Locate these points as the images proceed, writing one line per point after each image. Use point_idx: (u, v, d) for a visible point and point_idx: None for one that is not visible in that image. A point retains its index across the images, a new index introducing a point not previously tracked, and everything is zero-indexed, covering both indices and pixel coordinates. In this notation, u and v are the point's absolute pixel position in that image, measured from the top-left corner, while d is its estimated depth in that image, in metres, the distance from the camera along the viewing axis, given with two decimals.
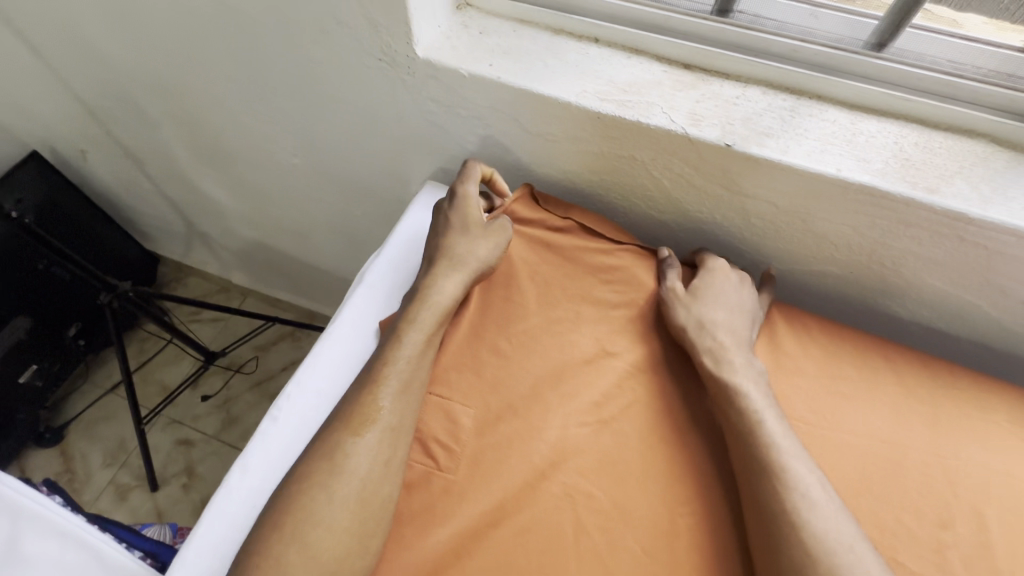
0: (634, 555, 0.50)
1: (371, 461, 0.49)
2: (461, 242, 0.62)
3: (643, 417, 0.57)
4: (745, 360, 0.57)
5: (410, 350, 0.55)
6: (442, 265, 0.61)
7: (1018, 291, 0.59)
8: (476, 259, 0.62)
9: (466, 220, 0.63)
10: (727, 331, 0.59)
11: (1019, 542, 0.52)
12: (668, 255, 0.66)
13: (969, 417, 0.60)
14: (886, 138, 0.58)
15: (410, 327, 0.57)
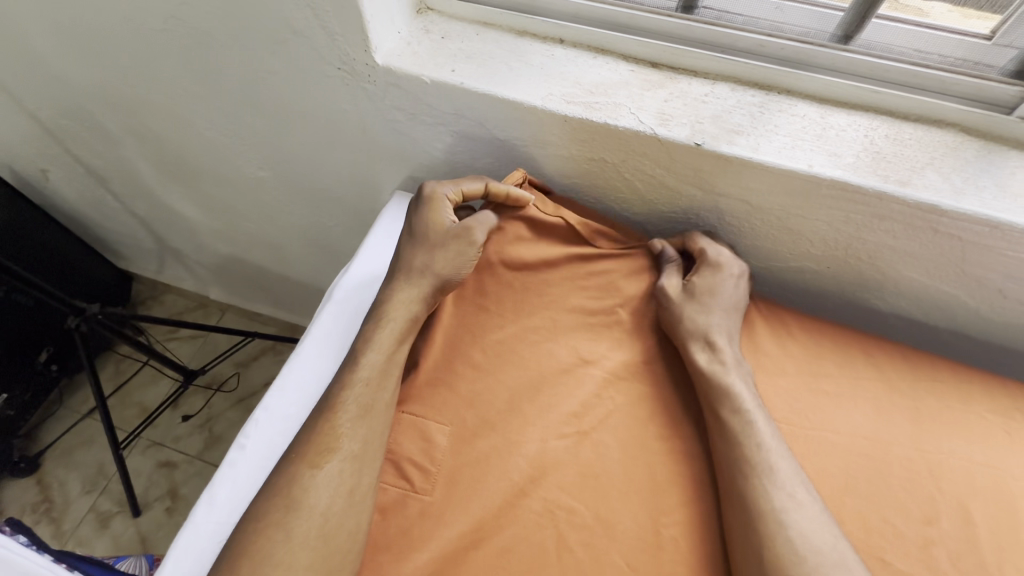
0: (619, 571, 0.48)
1: (336, 490, 0.49)
2: (420, 255, 0.61)
3: (624, 426, 0.55)
4: (735, 360, 0.56)
5: (368, 372, 0.55)
6: (398, 280, 0.60)
7: (994, 281, 0.59)
8: (436, 270, 0.60)
9: (427, 228, 0.61)
10: (721, 330, 0.58)
11: (1005, 534, 0.52)
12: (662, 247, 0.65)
13: (951, 409, 0.59)
14: (857, 131, 0.58)
15: (368, 348, 0.56)
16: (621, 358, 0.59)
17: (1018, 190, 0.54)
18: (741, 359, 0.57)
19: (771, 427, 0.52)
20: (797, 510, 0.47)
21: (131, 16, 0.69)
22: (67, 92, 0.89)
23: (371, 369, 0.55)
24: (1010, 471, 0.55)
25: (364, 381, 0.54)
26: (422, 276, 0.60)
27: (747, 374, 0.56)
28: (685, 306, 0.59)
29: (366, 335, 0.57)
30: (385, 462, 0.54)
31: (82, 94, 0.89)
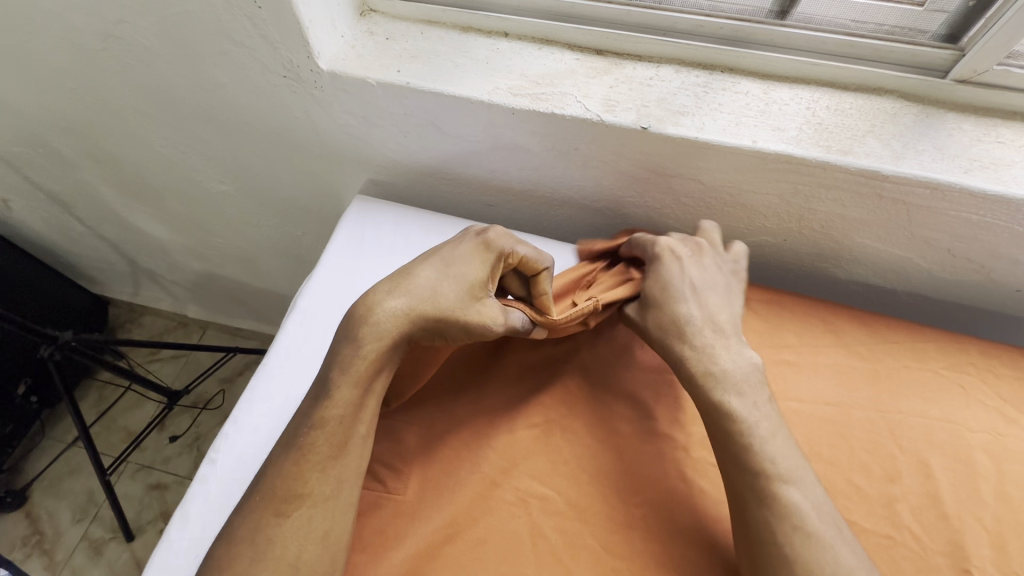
0: (593, 553, 0.49)
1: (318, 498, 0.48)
2: (439, 280, 0.53)
3: (590, 411, 0.57)
4: (737, 355, 0.53)
5: (342, 409, 0.49)
6: (396, 292, 0.52)
7: (942, 241, 0.60)
8: (431, 303, 0.52)
9: (465, 268, 0.54)
10: (714, 327, 0.55)
11: (964, 485, 0.54)
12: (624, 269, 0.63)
13: (908, 368, 0.61)
14: (798, 105, 0.59)
15: (338, 374, 0.50)
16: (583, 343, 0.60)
17: (955, 150, 0.55)
18: (752, 361, 0.53)
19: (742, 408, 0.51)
20: None
21: (69, 36, 0.68)
22: (16, 119, 0.88)
23: (343, 405, 0.49)
24: (967, 424, 0.57)
25: (339, 418, 0.49)
26: (423, 301, 0.52)
27: (756, 370, 0.53)
28: (664, 314, 0.56)
29: (346, 364, 0.50)
30: None
31: (33, 121, 0.88)
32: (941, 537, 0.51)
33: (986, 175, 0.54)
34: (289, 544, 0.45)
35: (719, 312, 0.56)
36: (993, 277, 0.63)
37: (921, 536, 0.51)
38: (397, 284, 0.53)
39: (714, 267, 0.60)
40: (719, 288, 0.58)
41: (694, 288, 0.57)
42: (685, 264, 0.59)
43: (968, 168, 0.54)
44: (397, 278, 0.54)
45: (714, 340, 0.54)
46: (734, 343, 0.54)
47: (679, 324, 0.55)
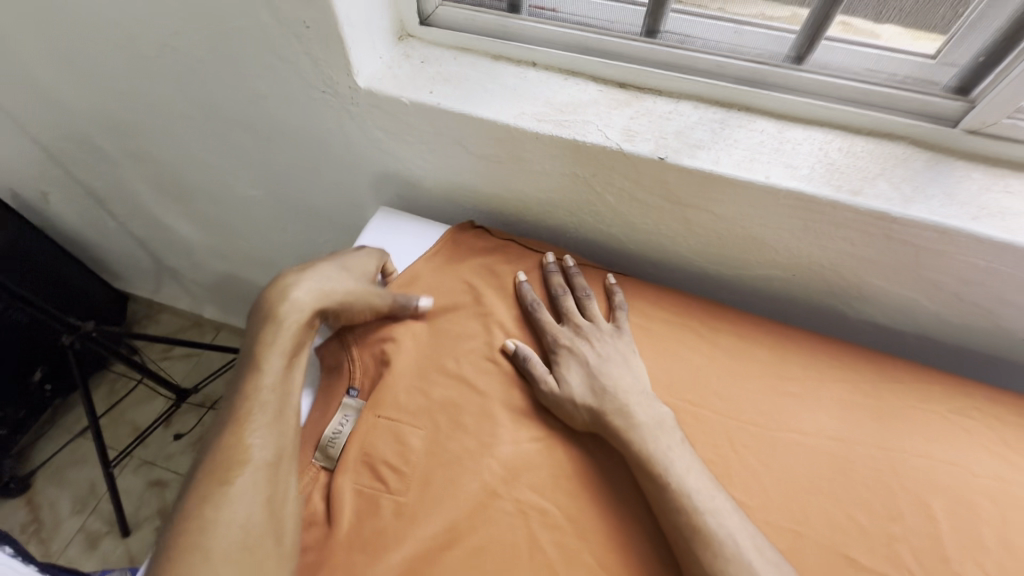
0: (591, 569, 0.50)
1: (250, 505, 0.47)
2: (339, 272, 0.63)
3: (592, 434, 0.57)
4: (654, 415, 0.56)
5: (272, 379, 0.54)
6: (307, 279, 0.61)
7: (950, 285, 0.61)
8: (341, 288, 0.61)
9: (357, 265, 0.65)
10: (632, 391, 0.58)
11: (966, 531, 0.54)
12: (517, 347, 0.62)
13: (911, 408, 0.61)
14: (812, 145, 0.61)
15: (271, 353, 0.56)
16: None
17: (964, 197, 0.56)
18: (657, 413, 0.56)
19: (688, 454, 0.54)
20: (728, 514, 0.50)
21: (129, 44, 0.73)
22: (68, 116, 0.94)
23: (274, 377, 0.55)
24: (969, 468, 0.57)
25: (276, 391, 0.54)
26: (332, 286, 0.61)
27: (662, 423, 0.56)
28: (578, 387, 0.58)
29: None
30: (360, 465, 0.55)
31: (83, 118, 0.93)
32: None
33: (993, 222, 0.55)
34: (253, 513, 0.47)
35: (625, 379, 0.59)
36: (1001, 325, 0.63)
37: None
38: (305, 277, 0.61)
39: (608, 343, 0.62)
40: (624, 357, 0.62)
41: (594, 363, 0.60)
42: (592, 343, 0.62)
43: (975, 215, 0.55)
44: (306, 271, 0.62)
45: (623, 399, 0.57)
46: (646, 401, 0.57)
47: (588, 404, 0.57)
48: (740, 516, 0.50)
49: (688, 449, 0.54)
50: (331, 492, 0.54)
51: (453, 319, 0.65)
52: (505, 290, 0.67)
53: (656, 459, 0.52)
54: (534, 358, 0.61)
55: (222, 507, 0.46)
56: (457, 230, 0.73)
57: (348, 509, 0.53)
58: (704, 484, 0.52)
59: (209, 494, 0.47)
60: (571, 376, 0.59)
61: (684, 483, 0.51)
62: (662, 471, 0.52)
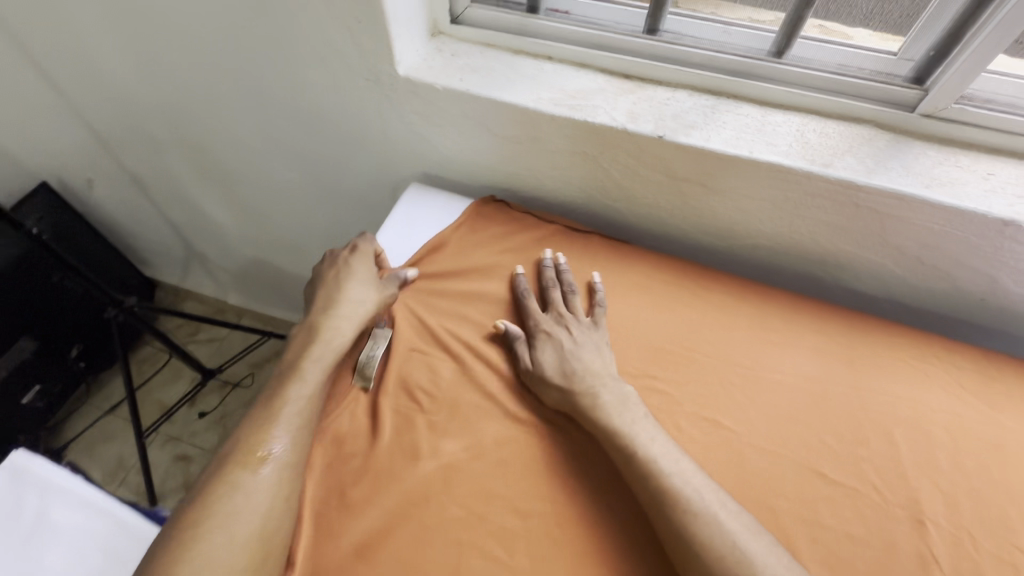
0: (598, 477, 0.59)
1: (271, 496, 0.54)
2: (354, 288, 0.70)
3: (562, 413, 0.63)
4: (617, 395, 0.62)
5: (309, 387, 0.62)
6: (340, 308, 0.69)
7: (911, 250, 0.71)
8: (365, 303, 0.69)
9: (363, 270, 0.72)
10: (598, 376, 0.64)
11: (921, 454, 0.62)
12: (505, 327, 0.68)
13: (879, 355, 0.70)
14: (790, 127, 0.71)
15: (310, 364, 0.64)
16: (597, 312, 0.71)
17: (920, 170, 0.66)
18: (621, 393, 0.62)
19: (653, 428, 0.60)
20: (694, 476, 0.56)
21: (195, 39, 0.83)
22: (127, 105, 1.04)
23: (313, 385, 0.62)
24: (927, 404, 0.66)
25: (307, 397, 0.61)
26: (359, 308, 0.69)
27: (626, 401, 0.62)
28: (551, 366, 0.64)
29: None
30: (400, 392, 0.64)
31: (140, 107, 1.03)
32: (900, 492, 0.59)
33: (944, 190, 0.64)
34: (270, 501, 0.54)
35: (595, 365, 0.65)
36: (958, 286, 0.72)
37: (882, 489, 0.60)
38: (334, 306, 0.69)
39: (583, 333, 0.68)
40: (597, 347, 0.67)
41: (571, 347, 0.66)
42: (568, 333, 0.68)
43: (929, 185, 0.64)
44: (331, 300, 0.69)
45: (592, 381, 0.63)
46: (611, 384, 0.63)
47: (558, 379, 0.63)
48: (703, 476, 0.57)
49: (652, 422, 0.61)
50: (374, 407, 0.63)
51: (478, 275, 0.74)
52: (522, 253, 0.77)
53: (622, 431, 0.59)
54: (515, 340, 0.67)
55: (243, 496, 0.53)
56: (479, 201, 0.82)
57: (390, 426, 0.61)
58: (668, 450, 0.58)
59: (235, 484, 0.54)
60: (546, 357, 0.65)
61: (649, 450, 0.57)
62: (627, 443, 0.58)
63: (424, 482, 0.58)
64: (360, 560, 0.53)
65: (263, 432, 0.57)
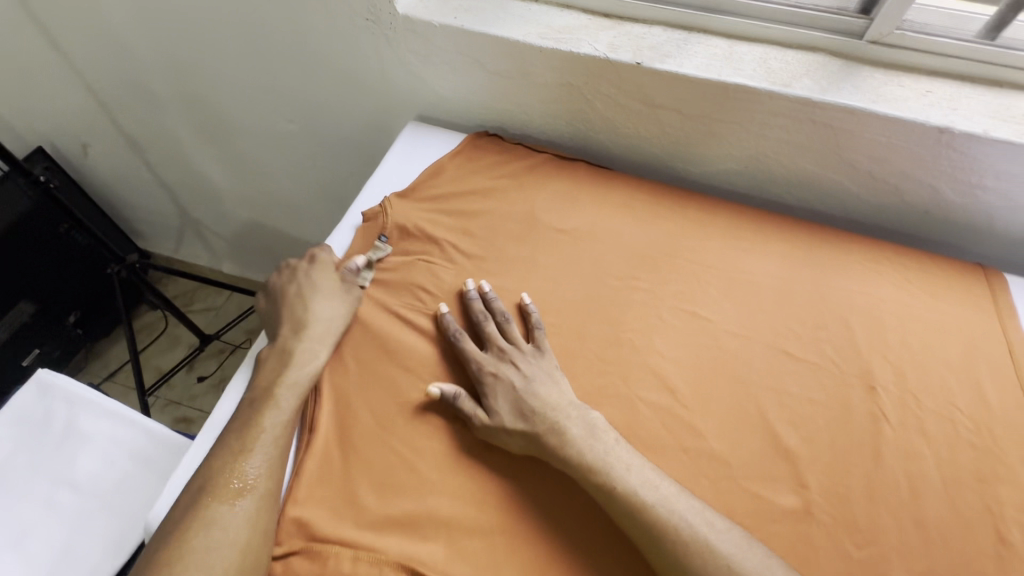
0: (590, 360, 0.66)
1: (246, 529, 0.52)
2: (323, 305, 0.67)
3: (529, 458, 0.58)
4: (582, 428, 0.57)
5: (281, 416, 0.59)
6: (309, 327, 0.65)
7: (863, 164, 0.79)
8: (336, 318, 0.66)
9: (327, 284, 0.69)
10: (558, 407, 0.59)
11: (874, 336, 0.70)
12: (444, 389, 0.60)
13: (840, 258, 0.77)
14: (754, 55, 0.78)
15: (277, 398, 0.60)
16: (585, 226, 0.78)
17: (867, 88, 0.74)
18: (587, 421, 0.58)
19: (629, 452, 0.57)
20: (680, 503, 0.54)
21: None
22: (128, 59, 1.08)
23: (287, 413, 0.59)
24: (881, 296, 0.74)
25: (282, 425, 0.59)
26: (329, 319, 0.66)
27: (594, 427, 0.58)
28: (507, 414, 0.58)
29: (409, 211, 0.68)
30: (408, 294, 0.70)
31: (142, 61, 1.07)
32: (855, 365, 0.67)
33: (887, 104, 0.72)
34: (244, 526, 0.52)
35: (553, 398, 0.60)
36: (906, 198, 0.81)
37: (840, 363, 0.67)
38: (305, 330, 0.65)
39: (532, 365, 0.63)
40: (549, 378, 0.62)
41: (521, 385, 0.61)
42: (516, 371, 0.62)
43: (875, 100, 0.73)
44: (301, 323, 0.66)
45: (555, 417, 0.58)
46: (574, 416, 0.58)
47: (519, 428, 0.57)
48: (689, 498, 0.54)
49: (626, 448, 0.57)
50: (385, 307, 0.69)
51: (475, 196, 0.80)
52: (514, 178, 0.82)
53: (597, 466, 0.55)
54: (461, 395, 0.60)
55: (219, 529, 0.52)
56: (473, 135, 0.88)
57: (402, 321, 0.67)
58: (648, 476, 0.55)
59: (208, 517, 0.52)
60: (500, 405, 0.59)
61: (628, 481, 0.54)
62: (605, 477, 0.54)
63: (434, 365, 0.64)
64: (381, 428, 0.59)
65: (236, 464, 0.55)
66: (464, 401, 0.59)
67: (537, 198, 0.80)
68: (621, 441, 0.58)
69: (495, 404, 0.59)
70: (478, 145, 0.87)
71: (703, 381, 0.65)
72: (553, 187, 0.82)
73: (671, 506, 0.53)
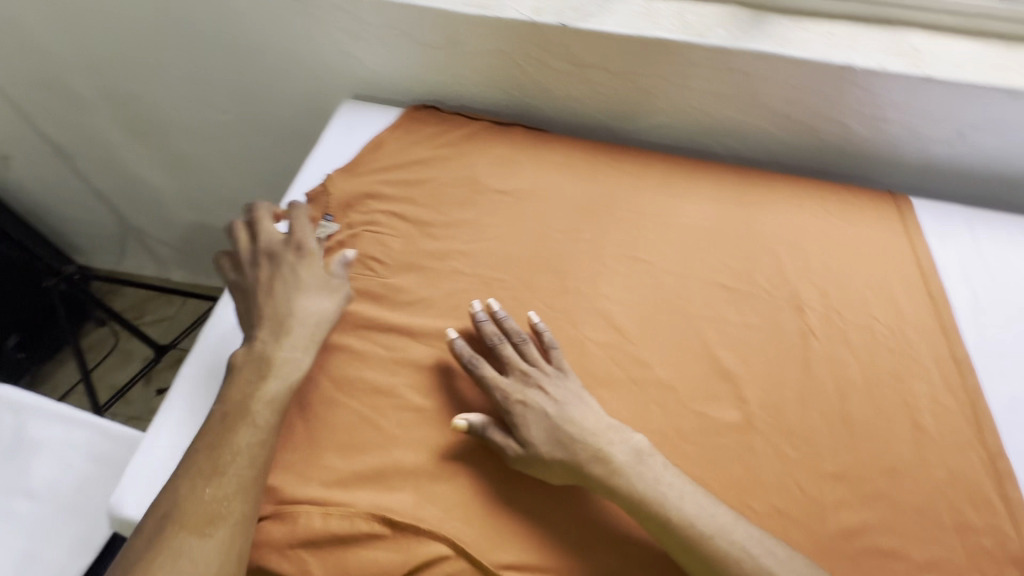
0: (540, 309, 0.68)
1: (215, 557, 0.49)
2: (309, 305, 0.63)
3: (570, 487, 0.56)
4: (626, 453, 0.55)
5: (246, 441, 0.54)
6: (295, 331, 0.61)
7: (780, 107, 0.84)
8: (321, 318, 0.63)
9: (315, 277, 0.65)
10: (595, 428, 0.56)
11: (801, 263, 0.75)
12: (476, 422, 0.57)
13: (767, 196, 0.82)
14: (672, 10, 0.82)
15: (243, 421, 0.55)
16: (526, 186, 0.80)
17: (776, 33, 0.79)
18: (631, 445, 0.55)
19: (676, 476, 0.55)
20: (733, 527, 0.52)
21: None
22: (44, 59, 1.03)
23: (263, 433, 0.55)
24: (805, 227, 0.79)
25: (255, 449, 0.54)
26: (320, 317, 0.63)
27: (639, 452, 0.55)
28: (542, 440, 0.55)
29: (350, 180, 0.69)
30: (357, 264, 0.71)
31: (58, 59, 1.03)
32: (785, 291, 0.72)
33: (794, 47, 0.78)
34: (210, 554, 0.49)
35: (591, 420, 0.57)
36: (822, 136, 0.86)
37: (771, 290, 0.72)
38: (287, 331, 0.61)
39: (556, 386, 0.59)
40: (580, 398, 0.59)
41: (554, 411, 0.57)
42: (546, 395, 0.58)
43: (783, 44, 0.78)
44: (281, 324, 0.61)
45: (596, 444, 0.55)
46: (615, 437, 0.56)
47: (562, 455, 0.55)
48: (745, 524, 0.53)
49: (673, 472, 0.55)
50: None
51: (417, 167, 0.81)
52: (455, 147, 0.84)
53: (648, 497, 0.53)
54: (495, 428, 0.57)
55: (188, 556, 0.49)
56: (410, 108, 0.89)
57: (354, 290, 0.68)
58: (702, 503, 0.53)
59: (178, 541, 0.49)
60: (532, 431, 0.56)
61: (683, 510, 0.52)
62: (659, 509, 0.52)
63: (389, 328, 0.65)
64: (340, 392, 0.60)
65: (200, 490, 0.51)
66: (496, 434, 0.56)
67: (478, 163, 0.82)
68: (671, 467, 0.55)
69: (529, 429, 0.56)
70: (415, 117, 0.88)
71: (648, 318, 0.69)
72: (492, 151, 0.84)
73: (726, 532, 0.52)
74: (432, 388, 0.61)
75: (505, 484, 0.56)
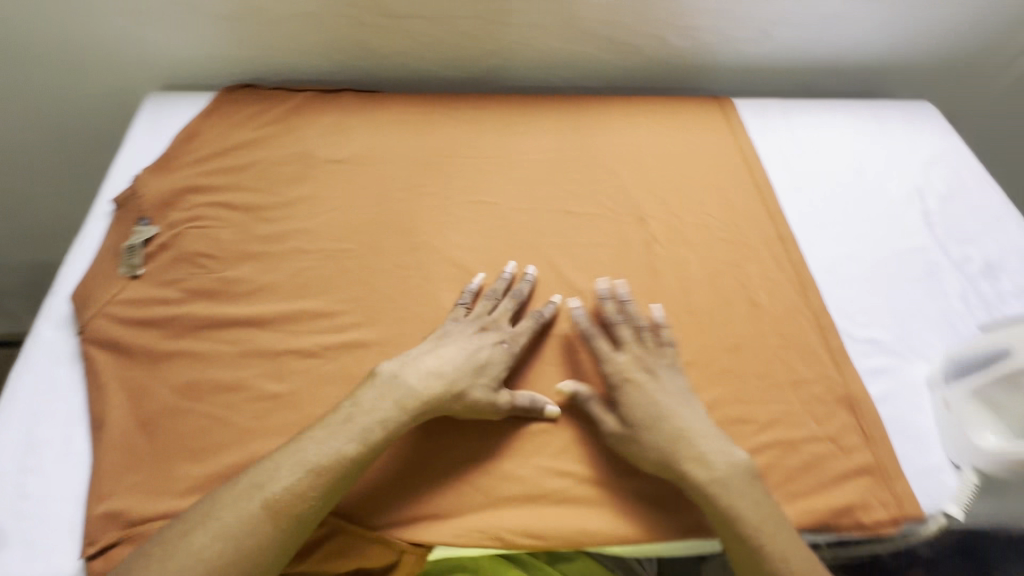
0: (391, 271, 0.67)
1: (220, 544, 0.46)
2: (456, 352, 0.58)
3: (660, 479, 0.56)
4: (729, 465, 0.53)
5: (343, 444, 0.51)
6: (422, 358, 0.57)
7: (599, 31, 0.85)
8: (452, 368, 0.56)
9: (462, 330, 0.61)
10: (705, 440, 0.54)
11: (640, 177, 0.78)
12: (582, 392, 0.59)
13: (603, 120, 0.84)
14: None
15: (345, 436, 0.51)
16: (360, 151, 0.77)
17: None
18: (732, 459, 0.54)
19: (763, 494, 0.53)
20: (785, 530, 0.51)
21: None
22: None
23: (352, 442, 0.51)
24: (640, 143, 0.82)
25: (343, 458, 0.50)
26: (450, 359, 0.57)
27: (736, 466, 0.53)
28: (632, 420, 0.56)
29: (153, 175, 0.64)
30: (185, 263, 0.66)
31: None
32: (627, 206, 0.75)
33: None
34: (247, 538, 0.46)
35: (701, 421, 0.56)
36: (645, 54, 0.89)
37: (614, 207, 0.75)
38: (417, 363, 0.56)
39: (671, 380, 0.59)
40: (687, 397, 0.58)
41: (658, 392, 0.57)
42: (656, 386, 0.58)
43: None
44: (430, 353, 0.58)
45: (687, 437, 0.54)
46: (721, 444, 0.55)
47: (660, 448, 0.54)
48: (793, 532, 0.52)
49: (758, 488, 0.53)
50: (162, 283, 0.64)
51: (240, 151, 0.76)
52: (279, 123, 0.79)
53: (740, 511, 0.51)
54: (597, 404, 0.58)
55: (209, 531, 0.46)
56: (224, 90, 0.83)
57: (184, 291, 0.63)
58: (778, 517, 0.52)
59: (227, 501, 0.48)
60: (633, 407, 0.56)
61: (755, 522, 0.51)
62: (737, 518, 0.51)
63: (229, 321, 0.62)
64: (183, 398, 0.57)
65: (277, 463, 0.49)
66: (597, 409, 0.58)
67: (307, 136, 0.78)
68: (755, 481, 0.53)
69: (625, 421, 0.56)
70: (230, 99, 0.81)
71: (499, 258, 0.69)
72: (320, 121, 0.80)
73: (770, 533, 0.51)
74: (286, 371, 0.59)
75: (425, 445, 0.57)
